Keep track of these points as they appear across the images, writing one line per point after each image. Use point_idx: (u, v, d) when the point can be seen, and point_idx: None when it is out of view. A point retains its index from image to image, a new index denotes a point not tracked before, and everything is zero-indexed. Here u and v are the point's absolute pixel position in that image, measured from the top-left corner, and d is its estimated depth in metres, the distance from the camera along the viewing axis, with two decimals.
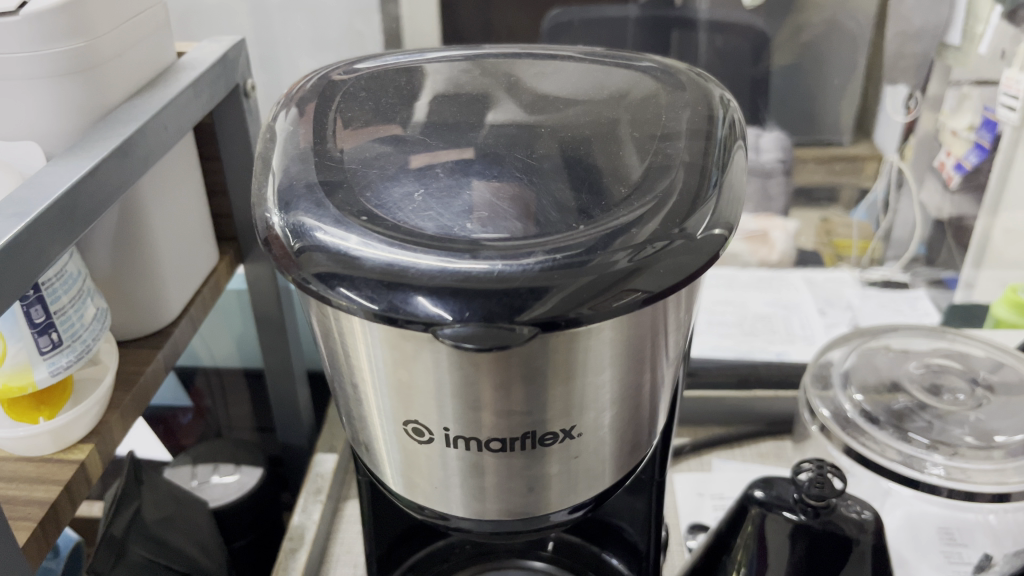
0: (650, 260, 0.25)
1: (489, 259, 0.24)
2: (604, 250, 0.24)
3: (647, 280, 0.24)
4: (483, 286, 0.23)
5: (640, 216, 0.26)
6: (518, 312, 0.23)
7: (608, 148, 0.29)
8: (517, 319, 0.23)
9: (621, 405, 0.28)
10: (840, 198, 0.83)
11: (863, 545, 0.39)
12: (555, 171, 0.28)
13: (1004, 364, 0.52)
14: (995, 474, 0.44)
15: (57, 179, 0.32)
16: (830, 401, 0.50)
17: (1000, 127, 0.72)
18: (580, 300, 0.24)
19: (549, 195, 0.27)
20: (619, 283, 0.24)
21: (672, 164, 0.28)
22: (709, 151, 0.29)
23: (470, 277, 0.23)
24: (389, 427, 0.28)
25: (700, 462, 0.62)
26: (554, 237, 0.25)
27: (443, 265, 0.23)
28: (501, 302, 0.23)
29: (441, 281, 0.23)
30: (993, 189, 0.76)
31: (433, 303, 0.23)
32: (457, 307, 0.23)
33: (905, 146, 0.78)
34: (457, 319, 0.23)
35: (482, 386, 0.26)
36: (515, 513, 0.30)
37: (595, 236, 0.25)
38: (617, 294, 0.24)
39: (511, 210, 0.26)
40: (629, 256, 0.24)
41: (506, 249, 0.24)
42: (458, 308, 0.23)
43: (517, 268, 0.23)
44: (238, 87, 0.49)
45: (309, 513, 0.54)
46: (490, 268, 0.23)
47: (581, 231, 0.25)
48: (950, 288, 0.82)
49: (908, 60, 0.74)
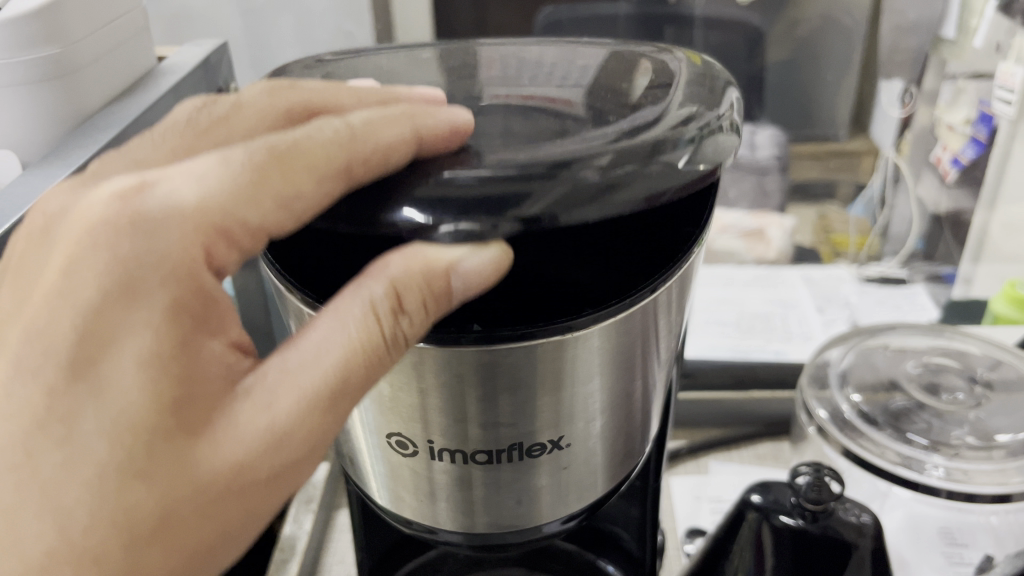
0: (631, 172, 0.22)
1: (459, 168, 0.22)
2: (585, 158, 0.22)
3: (628, 197, 0.22)
4: (462, 195, 0.21)
5: (628, 131, 0.23)
6: (486, 209, 0.21)
7: (604, 91, 0.27)
8: (485, 220, 0.21)
9: (612, 413, 0.27)
10: (839, 194, 0.87)
11: (862, 549, 0.38)
12: (541, 104, 0.26)
13: (1003, 362, 0.51)
14: (998, 475, 0.43)
15: (32, 189, 0.32)
16: (827, 401, 0.50)
17: (998, 121, 0.67)
18: (553, 204, 0.21)
19: (533, 121, 0.25)
20: (597, 194, 0.21)
21: (668, 104, 0.25)
22: (713, 102, 0.25)
23: (439, 178, 0.21)
24: (373, 440, 0.27)
25: (697, 465, 0.62)
26: (534, 147, 0.23)
27: (417, 173, 0.22)
28: (467, 200, 0.21)
29: (412, 188, 0.21)
30: (989, 185, 0.70)
31: (402, 205, 0.21)
32: (424, 206, 0.21)
33: (902, 141, 0.79)
34: (425, 218, 0.21)
35: (466, 399, 0.24)
36: (504, 526, 0.29)
37: (578, 147, 0.22)
38: (594, 204, 0.21)
39: (490, 131, 0.24)
40: (609, 164, 0.22)
41: (480, 156, 0.22)
42: (426, 206, 0.21)
43: (485, 172, 0.21)
44: (221, 91, 0.48)
45: (300, 523, 0.53)
46: (461, 170, 0.21)
47: (565, 142, 0.23)
48: (947, 283, 0.77)
49: (902, 54, 0.75)
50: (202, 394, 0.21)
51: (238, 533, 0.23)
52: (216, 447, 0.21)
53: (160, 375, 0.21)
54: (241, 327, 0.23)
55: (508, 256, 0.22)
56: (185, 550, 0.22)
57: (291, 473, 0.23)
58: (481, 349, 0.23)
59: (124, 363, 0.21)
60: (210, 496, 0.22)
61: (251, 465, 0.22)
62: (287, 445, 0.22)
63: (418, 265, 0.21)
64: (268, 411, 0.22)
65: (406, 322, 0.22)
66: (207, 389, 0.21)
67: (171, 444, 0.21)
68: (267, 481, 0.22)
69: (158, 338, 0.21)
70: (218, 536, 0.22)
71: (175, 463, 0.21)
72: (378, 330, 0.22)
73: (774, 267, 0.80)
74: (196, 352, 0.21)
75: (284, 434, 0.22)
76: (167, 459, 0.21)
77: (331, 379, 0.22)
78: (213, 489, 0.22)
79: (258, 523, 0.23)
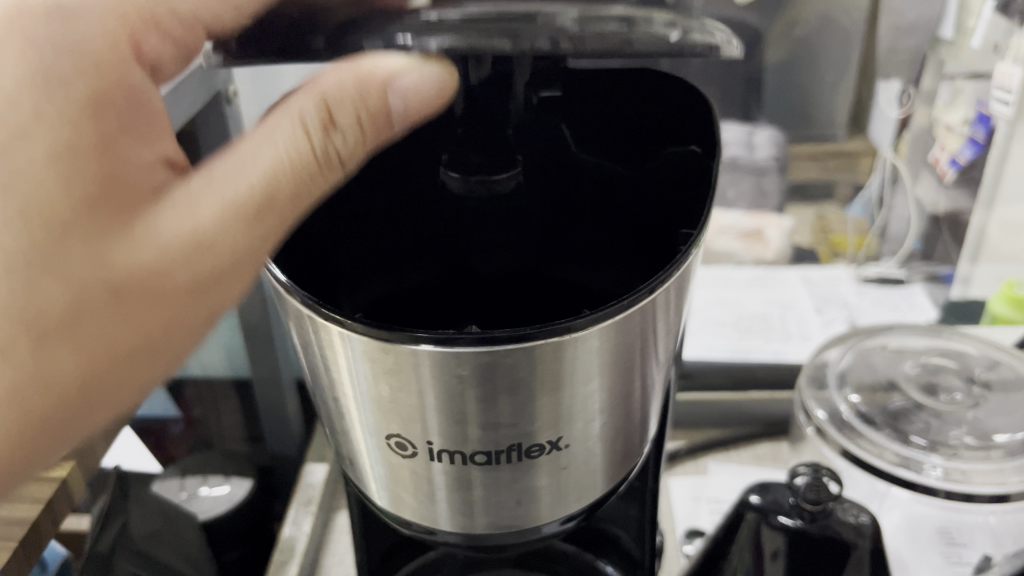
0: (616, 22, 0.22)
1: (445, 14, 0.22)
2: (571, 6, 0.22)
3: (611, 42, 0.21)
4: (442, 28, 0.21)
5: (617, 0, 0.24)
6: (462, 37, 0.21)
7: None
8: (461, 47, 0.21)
9: (610, 414, 0.28)
10: (836, 194, 0.82)
11: (861, 550, 0.38)
12: None
13: (1001, 362, 0.51)
14: (995, 475, 0.43)
15: None
16: (826, 402, 0.50)
17: (994, 121, 0.69)
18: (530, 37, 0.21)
19: None
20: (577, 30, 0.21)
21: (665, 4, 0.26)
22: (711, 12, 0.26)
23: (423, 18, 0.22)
24: (373, 441, 0.27)
25: (696, 465, 0.62)
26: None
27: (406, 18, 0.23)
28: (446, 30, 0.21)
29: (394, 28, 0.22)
30: (987, 185, 0.72)
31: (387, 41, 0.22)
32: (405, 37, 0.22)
33: (900, 141, 0.77)
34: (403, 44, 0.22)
35: (466, 400, 0.24)
36: (503, 527, 0.29)
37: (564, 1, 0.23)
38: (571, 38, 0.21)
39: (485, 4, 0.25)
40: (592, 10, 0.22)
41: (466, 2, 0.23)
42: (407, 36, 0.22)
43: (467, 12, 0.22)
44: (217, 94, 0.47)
45: (299, 525, 0.53)
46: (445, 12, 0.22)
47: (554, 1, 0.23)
48: (946, 283, 0.78)
49: (901, 54, 0.73)
50: (125, 191, 0.25)
51: (165, 336, 0.26)
52: (138, 243, 0.24)
53: (77, 166, 0.24)
54: (175, 146, 0.27)
55: (448, 73, 0.23)
56: (107, 336, 0.25)
57: (210, 285, 0.26)
58: (481, 349, 0.23)
59: (49, 159, 0.24)
60: (130, 287, 0.25)
61: (170, 267, 0.25)
62: (208, 253, 0.25)
63: (350, 81, 0.23)
64: (192, 219, 0.25)
65: (334, 139, 0.25)
66: (131, 190, 0.25)
67: (93, 237, 0.24)
68: (188, 289, 0.25)
69: (79, 131, 0.24)
70: (139, 334, 0.26)
71: (101, 259, 0.24)
72: (308, 145, 0.25)
73: (773, 267, 0.80)
74: (119, 151, 0.25)
75: (205, 240, 0.25)
76: (89, 248, 0.24)
77: (256, 193, 0.25)
78: (133, 287, 0.25)
79: (182, 331, 0.26)
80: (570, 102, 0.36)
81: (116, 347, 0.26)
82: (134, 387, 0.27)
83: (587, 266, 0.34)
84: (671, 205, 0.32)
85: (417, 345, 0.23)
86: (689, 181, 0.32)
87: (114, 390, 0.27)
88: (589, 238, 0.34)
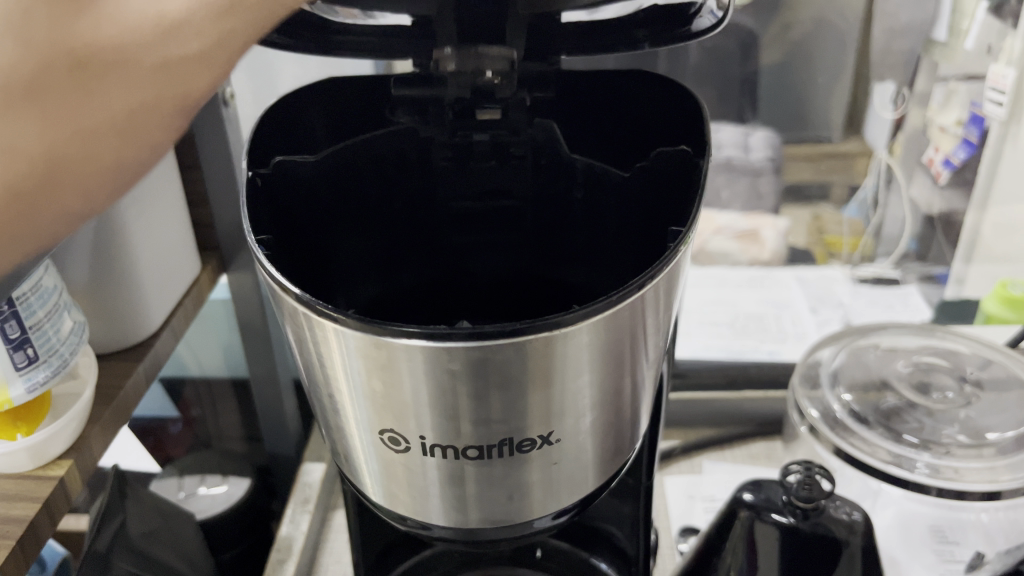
0: None
1: None
2: None
3: None
4: None
5: None
6: None
7: None
8: None
9: (601, 409, 0.28)
10: (832, 196, 0.76)
11: (853, 546, 0.38)
12: None
13: (993, 361, 0.52)
14: (987, 472, 0.43)
15: None
16: (819, 401, 0.50)
17: (988, 122, 0.70)
18: None
19: None
20: None
21: None
22: None
23: None
24: (367, 437, 0.28)
25: (691, 464, 0.62)
26: None
27: None
28: None
29: None
30: (982, 184, 0.73)
31: None
32: None
33: (894, 142, 0.73)
34: None
35: (458, 395, 0.25)
36: (495, 521, 0.29)
37: None
38: None
39: None
40: None
41: None
42: None
43: None
44: (216, 96, 0.48)
45: (297, 524, 0.53)
46: None
47: None
48: (941, 283, 0.79)
49: (895, 57, 0.68)
50: None
51: (122, 131, 0.19)
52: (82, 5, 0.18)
53: None
54: None
55: None
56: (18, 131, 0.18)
57: (181, 61, 0.19)
58: (472, 344, 0.23)
59: None
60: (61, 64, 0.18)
61: (121, 46, 0.18)
62: (173, 42, 0.18)
63: None
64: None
65: None
66: None
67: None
68: (147, 77, 0.19)
69: None
70: (62, 125, 0.18)
71: (39, 14, 0.18)
72: None
73: (769, 267, 0.80)
74: None
75: (172, 21, 0.18)
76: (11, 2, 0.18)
77: None
78: (77, 51, 0.18)
79: (148, 128, 0.19)
80: (564, 101, 0.37)
81: (53, 138, 0.18)
82: (70, 222, 0.20)
83: (580, 266, 0.36)
84: (661, 206, 0.32)
85: (409, 341, 0.23)
86: (677, 185, 0.32)
87: (58, 210, 0.19)
88: (576, 242, 0.36)
